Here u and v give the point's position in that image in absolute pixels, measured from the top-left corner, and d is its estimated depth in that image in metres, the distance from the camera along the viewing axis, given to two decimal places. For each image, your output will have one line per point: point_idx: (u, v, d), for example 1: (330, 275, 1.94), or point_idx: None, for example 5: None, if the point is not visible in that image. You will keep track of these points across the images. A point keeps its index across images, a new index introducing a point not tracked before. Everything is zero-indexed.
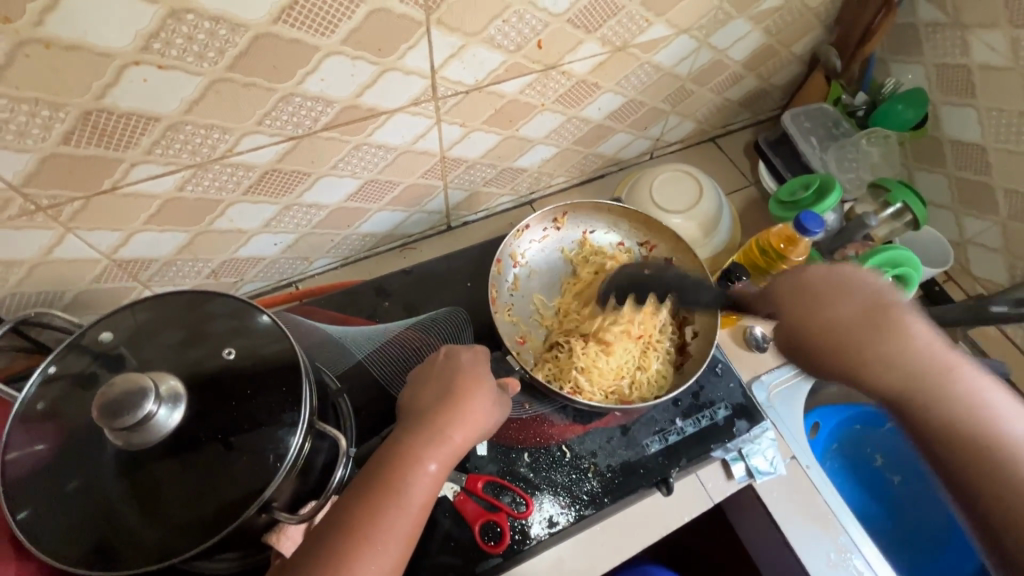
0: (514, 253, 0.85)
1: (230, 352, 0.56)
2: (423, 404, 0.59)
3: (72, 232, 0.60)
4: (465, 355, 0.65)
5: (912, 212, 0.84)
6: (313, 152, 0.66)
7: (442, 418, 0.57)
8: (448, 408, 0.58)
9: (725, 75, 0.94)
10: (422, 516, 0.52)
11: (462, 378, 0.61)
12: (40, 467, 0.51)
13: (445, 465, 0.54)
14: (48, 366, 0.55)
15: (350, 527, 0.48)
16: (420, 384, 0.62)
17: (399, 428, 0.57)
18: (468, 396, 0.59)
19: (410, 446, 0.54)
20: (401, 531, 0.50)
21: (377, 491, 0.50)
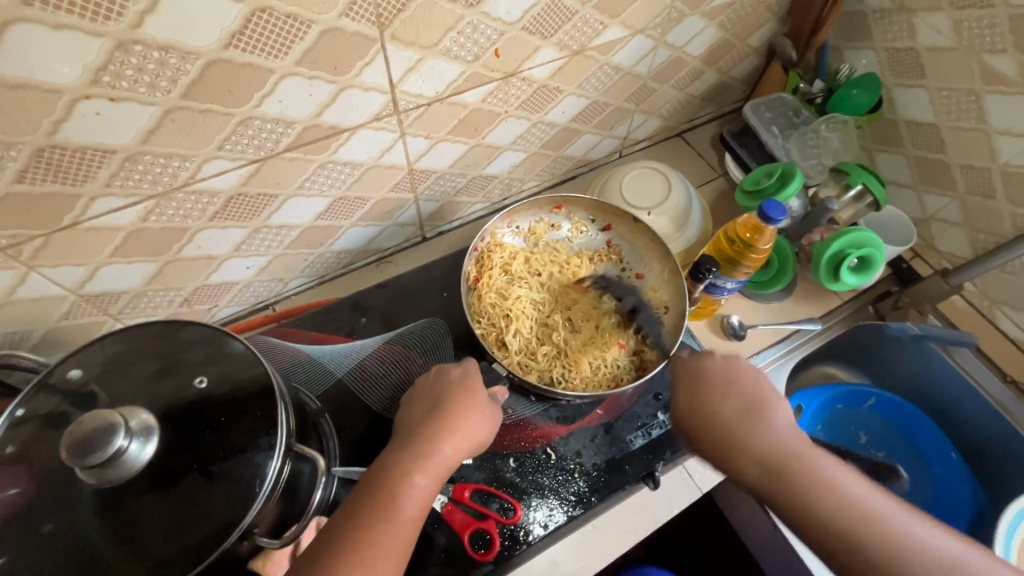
0: (484, 253, 0.83)
1: (203, 379, 0.56)
2: (418, 421, 0.60)
3: (35, 270, 0.59)
4: (455, 368, 0.66)
5: (873, 194, 0.86)
6: (278, 173, 0.66)
7: (431, 432, 0.57)
8: (437, 423, 0.58)
9: (686, 71, 0.96)
10: (413, 533, 0.51)
11: (452, 391, 0.63)
12: (14, 512, 0.50)
13: (435, 478, 0.54)
14: (16, 409, 0.54)
15: (340, 543, 0.49)
16: (412, 401, 0.64)
17: (393, 445, 0.58)
18: (458, 411, 0.60)
19: (400, 460, 0.55)
20: (389, 546, 0.49)
21: (367, 509, 0.51)
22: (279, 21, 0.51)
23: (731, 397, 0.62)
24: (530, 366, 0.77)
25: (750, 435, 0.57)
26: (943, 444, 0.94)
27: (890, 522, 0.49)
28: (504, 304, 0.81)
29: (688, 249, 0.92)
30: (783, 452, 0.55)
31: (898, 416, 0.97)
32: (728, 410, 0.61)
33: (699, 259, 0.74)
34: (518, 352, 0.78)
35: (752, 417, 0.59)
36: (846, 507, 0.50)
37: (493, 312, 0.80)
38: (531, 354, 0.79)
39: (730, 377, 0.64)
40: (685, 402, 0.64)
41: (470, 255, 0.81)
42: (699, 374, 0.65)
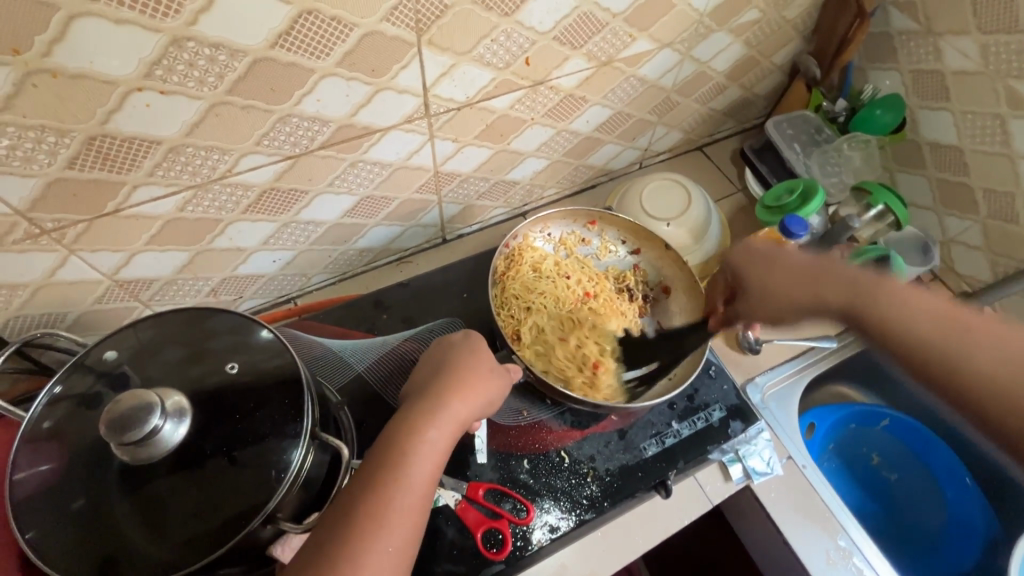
0: (518, 247, 0.85)
1: (232, 366, 0.57)
2: (424, 381, 0.62)
3: (75, 254, 0.61)
4: (458, 335, 0.69)
5: (894, 214, 0.86)
6: (310, 170, 0.68)
7: (438, 392, 0.59)
8: (443, 382, 0.60)
9: (709, 86, 0.97)
10: (425, 490, 0.52)
11: (459, 356, 0.64)
12: (46, 487, 0.52)
13: (446, 435, 0.55)
14: (53, 387, 0.55)
15: (354, 499, 0.49)
16: (419, 369, 0.66)
17: (401, 407, 0.59)
18: (462, 368, 0.62)
19: (411, 418, 0.56)
20: (402, 497, 0.50)
21: (379, 465, 0.51)
22: (323, 24, 0.53)
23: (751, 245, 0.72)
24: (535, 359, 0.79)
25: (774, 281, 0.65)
26: (957, 467, 0.92)
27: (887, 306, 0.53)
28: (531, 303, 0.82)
29: (706, 262, 0.94)
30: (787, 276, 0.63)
31: (913, 439, 0.96)
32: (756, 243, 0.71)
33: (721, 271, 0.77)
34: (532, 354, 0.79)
35: (770, 263, 0.66)
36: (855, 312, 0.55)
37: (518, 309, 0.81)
38: (539, 350, 0.80)
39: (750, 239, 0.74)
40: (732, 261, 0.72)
41: (500, 248, 0.83)
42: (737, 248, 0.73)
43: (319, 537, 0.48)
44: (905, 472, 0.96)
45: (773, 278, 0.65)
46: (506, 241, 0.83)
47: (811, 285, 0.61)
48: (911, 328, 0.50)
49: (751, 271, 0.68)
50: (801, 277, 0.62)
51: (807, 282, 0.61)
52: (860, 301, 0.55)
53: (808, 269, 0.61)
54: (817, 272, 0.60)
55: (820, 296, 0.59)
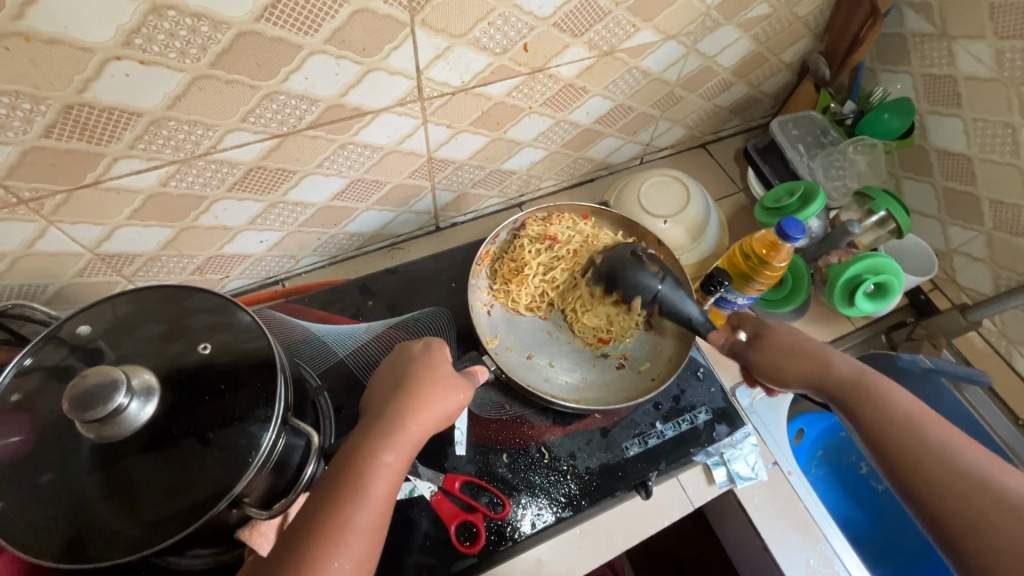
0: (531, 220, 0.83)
1: (206, 346, 0.56)
2: (378, 398, 0.58)
3: (54, 225, 0.60)
4: (417, 345, 0.64)
5: (896, 221, 0.84)
6: (298, 150, 0.66)
7: (394, 409, 0.55)
8: (398, 400, 0.56)
9: (715, 81, 0.95)
10: (383, 512, 0.49)
11: (413, 368, 0.59)
12: (12, 460, 0.51)
13: (402, 455, 0.52)
14: (24, 358, 0.54)
15: (310, 529, 0.46)
16: (375, 379, 0.61)
17: (354, 428, 0.55)
18: (420, 385, 0.57)
19: (362, 441, 0.52)
20: (358, 526, 0.47)
21: (331, 491, 0.48)
22: None
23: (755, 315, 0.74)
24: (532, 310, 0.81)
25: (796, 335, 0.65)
26: None
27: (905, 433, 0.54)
28: (528, 282, 0.80)
29: (702, 262, 0.92)
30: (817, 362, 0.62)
31: None
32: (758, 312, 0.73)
33: (713, 272, 0.75)
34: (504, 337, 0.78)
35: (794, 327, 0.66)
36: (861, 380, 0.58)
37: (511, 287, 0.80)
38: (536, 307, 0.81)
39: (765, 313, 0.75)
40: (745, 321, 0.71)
41: (496, 244, 0.84)
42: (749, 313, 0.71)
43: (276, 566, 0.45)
44: None
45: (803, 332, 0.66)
46: (497, 238, 0.83)
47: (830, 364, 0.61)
48: (889, 412, 0.55)
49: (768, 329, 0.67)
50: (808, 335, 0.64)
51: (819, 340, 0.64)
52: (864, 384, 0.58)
53: (823, 356, 0.62)
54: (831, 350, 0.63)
55: (820, 361, 0.61)
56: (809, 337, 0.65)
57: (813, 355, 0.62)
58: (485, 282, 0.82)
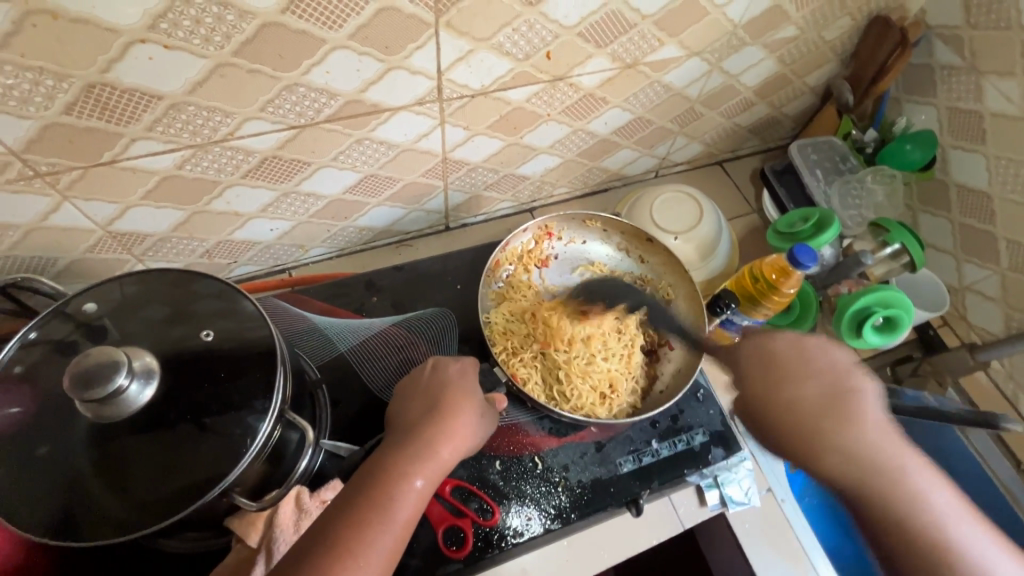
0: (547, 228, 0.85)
1: (209, 334, 0.57)
2: (413, 418, 0.57)
3: (68, 201, 0.61)
4: (453, 363, 0.63)
5: (910, 255, 0.82)
6: (314, 142, 0.66)
7: (430, 435, 0.55)
8: (435, 426, 0.55)
9: (736, 100, 0.94)
10: (405, 537, 0.49)
11: (448, 392, 0.59)
12: (10, 430, 0.51)
13: (431, 482, 0.52)
14: (28, 331, 0.55)
15: (332, 546, 0.46)
16: (410, 397, 0.60)
17: (381, 446, 0.55)
18: (458, 415, 0.57)
19: (394, 461, 0.52)
20: (383, 547, 0.47)
21: (358, 507, 0.48)
22: None
23: (812, 381, 0.59)
24: (516, 326, 0.79)
25: (800, 391, 0.58)
26: None
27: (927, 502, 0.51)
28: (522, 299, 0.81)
29: (711, 280, 0.92)
30: (859, 417, 0.55)
31: None
32: (804, 384, 0.58)
33: (720, 293, 0.75)
34: (513, 355, 0.76)
35: (831, 398, 0.57)
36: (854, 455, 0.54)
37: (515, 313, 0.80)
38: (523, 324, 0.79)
39: (805, 357, 0.60)
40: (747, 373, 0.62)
41: (507, 251, 0.83)
42: (769, 351, 0.62)
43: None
44: None
45: (856, 408, 0.56)
46: (506, 246, 0.82)
47: (862, 424, 0.55)
48: (886, 472, 0.53)
49: (782, 395, 0.59)
50: (821, 375, 0.59)
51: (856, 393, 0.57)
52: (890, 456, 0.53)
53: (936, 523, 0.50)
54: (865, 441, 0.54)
55: (872, 472, 0.53)
56: (845, 421, 0.55)
57: (864, 470, 0.53)
58: (490, 286, 0.81)
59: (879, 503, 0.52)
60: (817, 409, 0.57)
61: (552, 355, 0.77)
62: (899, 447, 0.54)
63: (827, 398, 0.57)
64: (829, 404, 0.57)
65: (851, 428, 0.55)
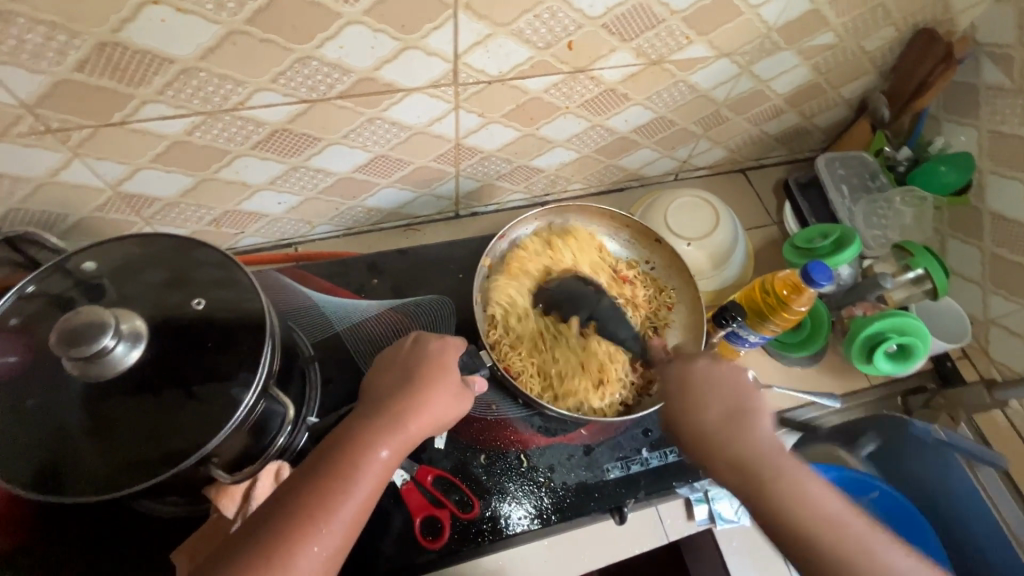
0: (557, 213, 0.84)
1: (201, 303, 0.56)
2: (386, 387, 0.56)
3: (78, 158, 0.61)
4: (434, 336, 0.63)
5: (933, 281, 0.78)
6: (325, 118, 0.66)
7: (400, 407, 0.53)
8: (407, 399, 0.54)
9: (765, 106, 0.91)
10: (369, 506, 0.49)
11: (424, 366, 0.58)
12: (3, 379, 0.52)
13: (397, 453, 0.51)
14: (28, 285, 0.55)
15: (296, 512, 0.45)
16: (385, 368, 0.59)
17: (351, 415, 0.54)
18: (432, 388, 0.56)
19: (363, 430, 0.51)
20: (344, 517, 0.46)
21: (324, 473, 0.47)
22: None
23: (808, 481, 0.51)
24: (511, 313, 0.75)
25: (807, 523, 0.49)
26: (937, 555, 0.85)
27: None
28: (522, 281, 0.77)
29: (721, 290, 0.89)
30: (854, 543, 0.48)
31: None
32: (711, 416, 0.55)
33: (726, 305, 0.73)
34: (510, 346, 0.74)
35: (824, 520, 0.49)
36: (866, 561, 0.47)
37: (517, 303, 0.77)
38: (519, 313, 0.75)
39: (791, 477, 0.51)
40: (754, 502, 0.51)
41: (511, 243, 0.81)
42: (765, 481, 0.51)
43: (254, 541, 0.44)
44: None
45: (846, 551, 0.48)
46: (508, 238, 0.80)
47: (851, 544, 0.48)
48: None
49: (791, 518, 0.49)
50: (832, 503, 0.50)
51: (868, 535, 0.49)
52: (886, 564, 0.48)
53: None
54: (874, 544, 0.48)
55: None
56: (861, 552, 0.48)
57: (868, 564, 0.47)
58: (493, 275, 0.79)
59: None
60: (800, 523, 0.49)
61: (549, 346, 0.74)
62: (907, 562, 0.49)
63: (833, 536, 0.48)
64: (834, 521, 0.49)
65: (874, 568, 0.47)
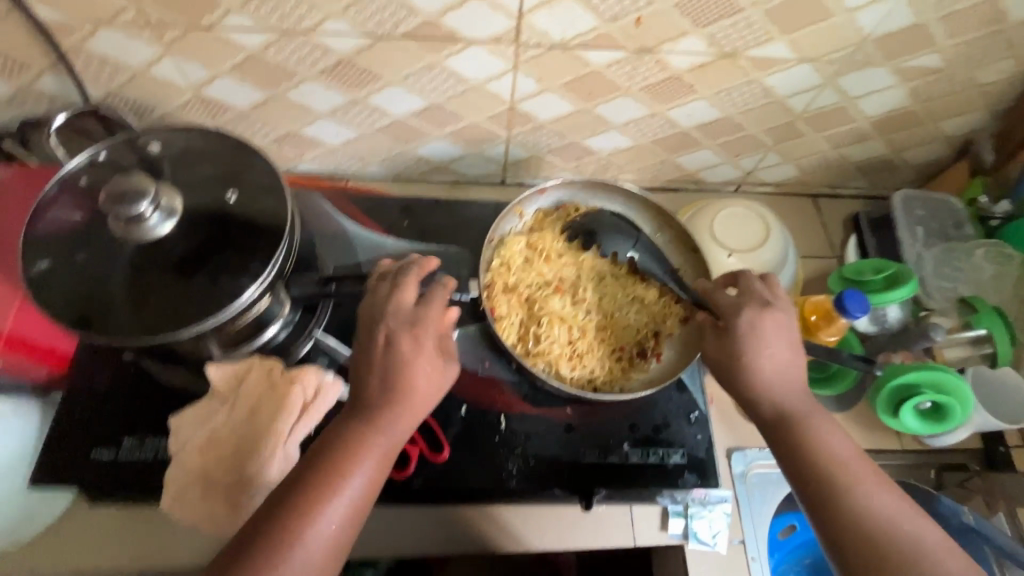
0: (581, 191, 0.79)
1: (232, 196, 0.61)
2: (371, 377, 0.53)
3: (168, 55, 0.68)
4: (410, 298, 0.58)
5: (994, 346, 0.71)
6: (388, 56, 0.69)
7: (383, 412, 0.53)
8: (391, 405, 0.53)
9: (848, 128, 0.84)
10: (371, 498, 0.51)
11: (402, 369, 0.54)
12: (64, 230, 0.59)
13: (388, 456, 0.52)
14: (100, 152, 0.62)
15: (307, 496, 0.48)
16: (366, 366, 0.55)
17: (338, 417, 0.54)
18: (416, 390, 0.54)
19: (350, 439, 0.51)
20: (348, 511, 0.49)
21: (323, 477, 0.49)
22: None
23: (770, 361, 0.59)
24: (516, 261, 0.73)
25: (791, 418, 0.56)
26: None
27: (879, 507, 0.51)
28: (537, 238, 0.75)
29: None
30: (822, 443, 0.54)
31: None
32: (768, 357, 0.58)
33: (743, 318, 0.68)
34: (503, 288, 0.72)
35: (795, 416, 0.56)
36: (830, 460, 0.53)
37: (529, 254, 0.74)
38: (523, 266, 0.73)
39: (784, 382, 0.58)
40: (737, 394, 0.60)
41: (549, 202, 0.79)
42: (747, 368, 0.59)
43: (261, 543, 0.46)
44: None
45: (813, 448, 0.54)
46: (547, 196, 0.78)
47: (818, 442, 0.54)
48: (859, 494, 0.52)
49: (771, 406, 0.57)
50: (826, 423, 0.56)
51: (833, 436, 0.55)
52: (836, 462, 0.53)
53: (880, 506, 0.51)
54: (845, 454, 0.54)
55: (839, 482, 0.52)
56: (820, 447, 0.54)
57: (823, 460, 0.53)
58: (519, 225, 0.77)
59: (853, 497, 0.51)
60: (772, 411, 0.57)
61: (541, 298, 0.72)
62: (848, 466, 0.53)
63: (823, 443, 0.54)
64: (808, 418, 0.56)
65: (828, 463, 0.53)
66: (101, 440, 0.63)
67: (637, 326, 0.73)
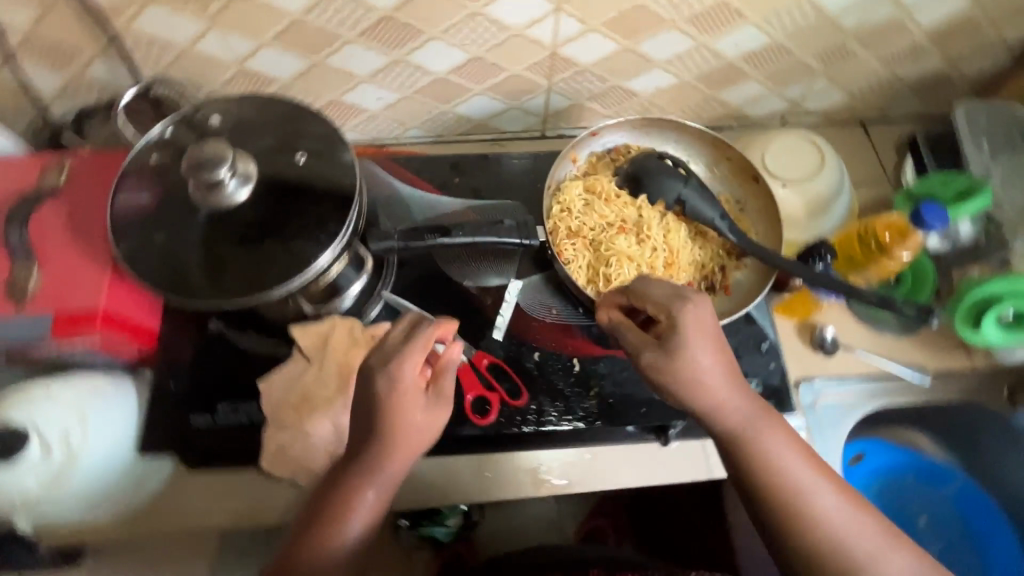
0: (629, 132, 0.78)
1: (302, 157, 0.62)
2: (344, 476, 0.53)
3: (214, 29, 0.68)
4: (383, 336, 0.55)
5: None
6: (429, 8, 0.68)
7: (368, 455, 0.52)
8: (378, 456, 0.52)
9: (903, 43, 0.81)
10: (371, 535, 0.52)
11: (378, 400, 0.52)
12: (141, 209, 0.61)
13: (382, 493, 0.53)
14: (164, 130, 0.64)
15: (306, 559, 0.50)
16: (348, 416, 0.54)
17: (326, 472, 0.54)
18: (404, 431, 0.52)
19: (343, 480, 0.52)
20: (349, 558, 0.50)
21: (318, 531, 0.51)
22: None
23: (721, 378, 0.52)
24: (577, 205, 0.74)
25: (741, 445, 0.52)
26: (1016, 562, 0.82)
27: (842, 538, 0.49)
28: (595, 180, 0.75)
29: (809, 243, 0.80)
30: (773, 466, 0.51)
31: (975, 517, 0.85)
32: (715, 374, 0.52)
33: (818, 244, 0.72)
34: (568, 233, 0.72)
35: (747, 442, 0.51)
36: (782, 486, 0.50)
37: (589, 198, 0.74)
38: (585, 208, 0.74)
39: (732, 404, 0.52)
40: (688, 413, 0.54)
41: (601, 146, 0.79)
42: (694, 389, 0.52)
43: None
44: (957, 551, 0.85)
45: (767, 475, 0.51)
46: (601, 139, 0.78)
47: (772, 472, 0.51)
48: (814, 521, 0.49)
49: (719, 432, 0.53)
50: (780, 444, 0.52)
51: (787, 461, 0.51)
52: (790, 491, 0.50)
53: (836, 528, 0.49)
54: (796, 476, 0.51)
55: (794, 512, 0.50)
56: (772, 473, 0.51)
57: (775, 486, 0.50)
58: (574, 171, 0.77)
59: (809, 521, 0.49)
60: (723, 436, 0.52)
61: (606, 240, 0.72)
62: (803, 490, 0.50)
63: (773, 468, 0.51)
64: (762, 448, 0.51)
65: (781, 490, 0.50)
66: (193, 408, 0.66)
67: (701, 262, 0.74)
